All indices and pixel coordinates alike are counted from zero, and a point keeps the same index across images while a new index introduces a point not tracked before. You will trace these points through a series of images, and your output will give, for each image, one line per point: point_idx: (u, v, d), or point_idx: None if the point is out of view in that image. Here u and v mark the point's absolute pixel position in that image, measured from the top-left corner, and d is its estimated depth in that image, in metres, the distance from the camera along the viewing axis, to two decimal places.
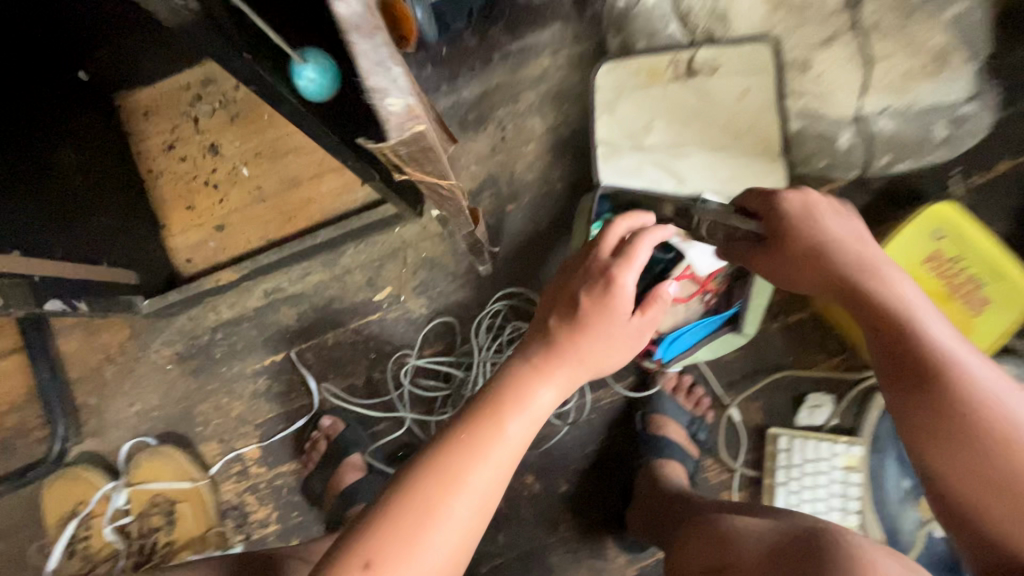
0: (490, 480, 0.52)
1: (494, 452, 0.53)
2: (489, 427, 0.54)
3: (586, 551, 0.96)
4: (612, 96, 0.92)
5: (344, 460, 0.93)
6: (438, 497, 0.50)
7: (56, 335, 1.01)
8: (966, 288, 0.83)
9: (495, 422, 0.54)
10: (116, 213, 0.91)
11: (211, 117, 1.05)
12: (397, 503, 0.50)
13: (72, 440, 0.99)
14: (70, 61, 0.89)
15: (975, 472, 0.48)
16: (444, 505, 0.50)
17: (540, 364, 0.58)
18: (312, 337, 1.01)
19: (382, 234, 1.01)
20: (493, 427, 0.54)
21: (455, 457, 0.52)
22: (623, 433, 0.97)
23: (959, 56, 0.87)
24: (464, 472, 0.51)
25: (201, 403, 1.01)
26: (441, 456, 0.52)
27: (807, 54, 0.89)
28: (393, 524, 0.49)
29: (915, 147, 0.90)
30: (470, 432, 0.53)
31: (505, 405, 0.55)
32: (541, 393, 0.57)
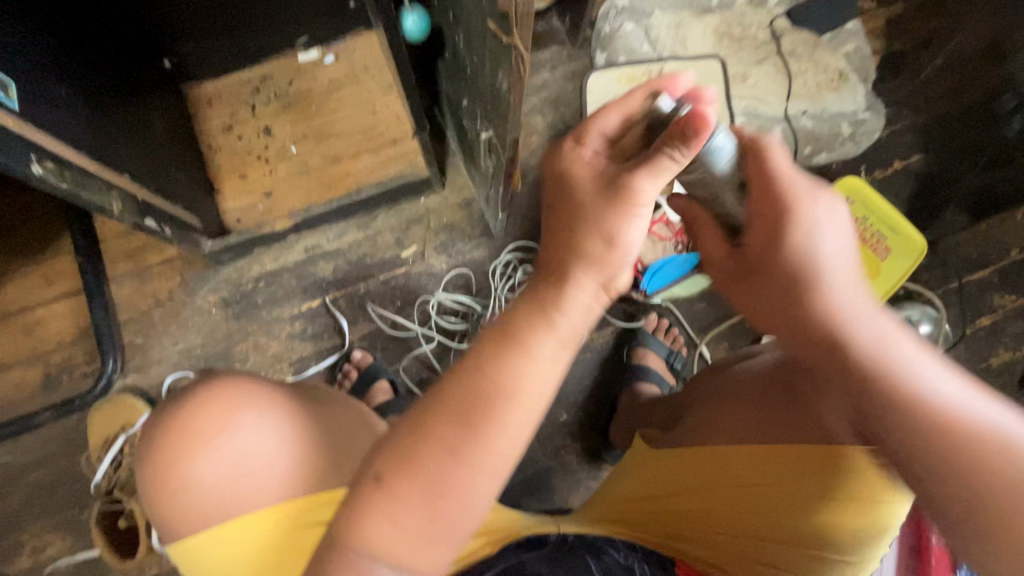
0: (504, 434, 0.54)
1: (509, 405, 0.53)
2: (497, 366, 0.54)
3: (583, 471, 1.10)
4: (601, 94, 1.19)
5: (373, 385, 1.08)
6: (450, 436, 0.53)
7: (110, 281, 1.13)
8: (873, 239, 1.08)
9: (508, 346, 0.54)
10: (188, 170, 1.06)
11: (266, 105, 1.19)
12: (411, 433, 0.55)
13: (117, 373, 1.10)
14: (155, 49, 1.06)
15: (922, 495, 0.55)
16: (443, 445, 0.54)
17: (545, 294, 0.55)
18: (345, 286, 1.17)
19: (410, 202, 1.21)
20: (503, 371, 0.54)
21: (465, 401, 0.54)
22: (612, 368, 1.14)
23: (854, 78, 1.21)
24: (463, 435, 0.54)
25: (241, 342, 1.14)
26: (450, 398, 0.54)
27: (745, 69, 1.21)
28: (416, 450, 0.54)
29: (828, 140, 1.19)
30: (477, 374, 0.54)
31: (513, 344, 0.54)
32: (554, 334, 0.54)
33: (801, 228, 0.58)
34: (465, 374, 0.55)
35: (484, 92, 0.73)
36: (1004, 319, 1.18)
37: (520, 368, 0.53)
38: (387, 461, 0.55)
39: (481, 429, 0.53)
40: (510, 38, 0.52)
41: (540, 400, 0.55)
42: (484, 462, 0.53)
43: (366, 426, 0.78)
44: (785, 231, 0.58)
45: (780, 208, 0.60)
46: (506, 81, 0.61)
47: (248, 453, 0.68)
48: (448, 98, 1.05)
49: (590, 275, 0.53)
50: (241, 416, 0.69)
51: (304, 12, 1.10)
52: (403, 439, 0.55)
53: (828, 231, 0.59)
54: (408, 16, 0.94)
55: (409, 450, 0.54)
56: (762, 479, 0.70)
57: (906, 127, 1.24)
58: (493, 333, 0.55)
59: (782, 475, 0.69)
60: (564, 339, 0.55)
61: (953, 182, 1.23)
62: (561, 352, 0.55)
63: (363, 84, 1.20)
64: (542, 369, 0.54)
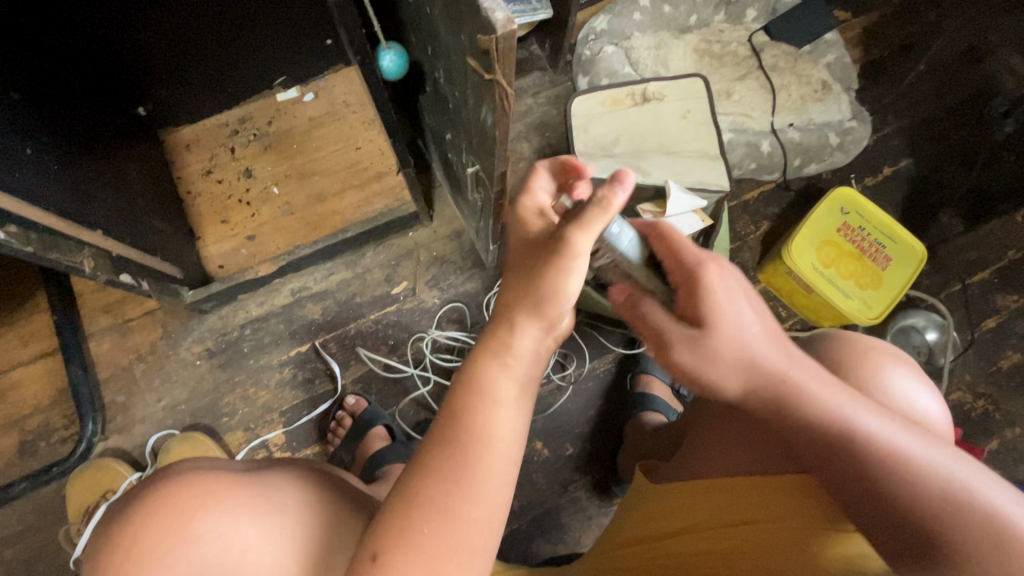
0: (495, 482, 0.48)
1: (489, 448, 0.48)
2: (471, 410, 0.49)
3: (594, 507, 1.05)
4: (585, 120, 1.13)
5: (368, 432, 1.03)
6: (436, 493, 0.47)
7: (88, 338, 1.08)
8: (872, 249, 1.06)
9: (479, 394, 0.49)
10: (166, 218, 1.02)
11: (246, 147, 1.16)
12: (394, 516, 0.47)
13: (98, 436, 1.04)
14: (127, 98, 1.02)
15: (874, 496, 0.52)
16: (441, 508, 0.47)
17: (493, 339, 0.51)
18: (335, 329, 1.13)
19: (397, 237, 1.17)
20: (477, 417, 0.49)
21: (449, 454, 0.48)
22: (617, 396, 1.10)
23: (837, 87, 1.20)
24: (451, 489, 0.47)
25: (228, 394, 1.09)
26: (426, 453, 0.49)
27: (729, 85, 1.20)
28: (403, 514, 0.47)
29: (817, 151, 1.18)
30: (451, 422, 0.49)
31: (484, 394, 0.49)
32: (508, 373, 0.50)
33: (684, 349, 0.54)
34: (442, 427, 0.49)
35: (468, 126, 0.71)
36: (1009, 320, 1.16)
37: (495, 413, 0.49)
38: (379, 532, 0.47)
39: (468, 479, 0.47)
40: (491, 74, 0.50)
41: (519, 442, 0.50)
42: (478, 512, 0.47)
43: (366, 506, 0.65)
44: (666, 350, 0.56)
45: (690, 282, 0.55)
46: (490, 117, 0.59)
47: (240, 549, 0.53)
48: (431, 131, 1.03)
49: (532, 323, 0.51)
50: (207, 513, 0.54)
51: (279, 53, 1.08)
52: (392, 505, 0.48)
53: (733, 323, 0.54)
54: (385, 54, 0.86)
55: (400, 512, 0.47)
56: (762, 510, 0.61)
57: (892, 133, 1.25)
58: (457, 386, 0.50)
59: (785, 507, 0.60)
60: (522, 380, 0.51)
61: (945, 184, 1.22)
62: (524, 401, 0.51)
63: (345, 119, 1.19)
64: (514, 413, 0.50)
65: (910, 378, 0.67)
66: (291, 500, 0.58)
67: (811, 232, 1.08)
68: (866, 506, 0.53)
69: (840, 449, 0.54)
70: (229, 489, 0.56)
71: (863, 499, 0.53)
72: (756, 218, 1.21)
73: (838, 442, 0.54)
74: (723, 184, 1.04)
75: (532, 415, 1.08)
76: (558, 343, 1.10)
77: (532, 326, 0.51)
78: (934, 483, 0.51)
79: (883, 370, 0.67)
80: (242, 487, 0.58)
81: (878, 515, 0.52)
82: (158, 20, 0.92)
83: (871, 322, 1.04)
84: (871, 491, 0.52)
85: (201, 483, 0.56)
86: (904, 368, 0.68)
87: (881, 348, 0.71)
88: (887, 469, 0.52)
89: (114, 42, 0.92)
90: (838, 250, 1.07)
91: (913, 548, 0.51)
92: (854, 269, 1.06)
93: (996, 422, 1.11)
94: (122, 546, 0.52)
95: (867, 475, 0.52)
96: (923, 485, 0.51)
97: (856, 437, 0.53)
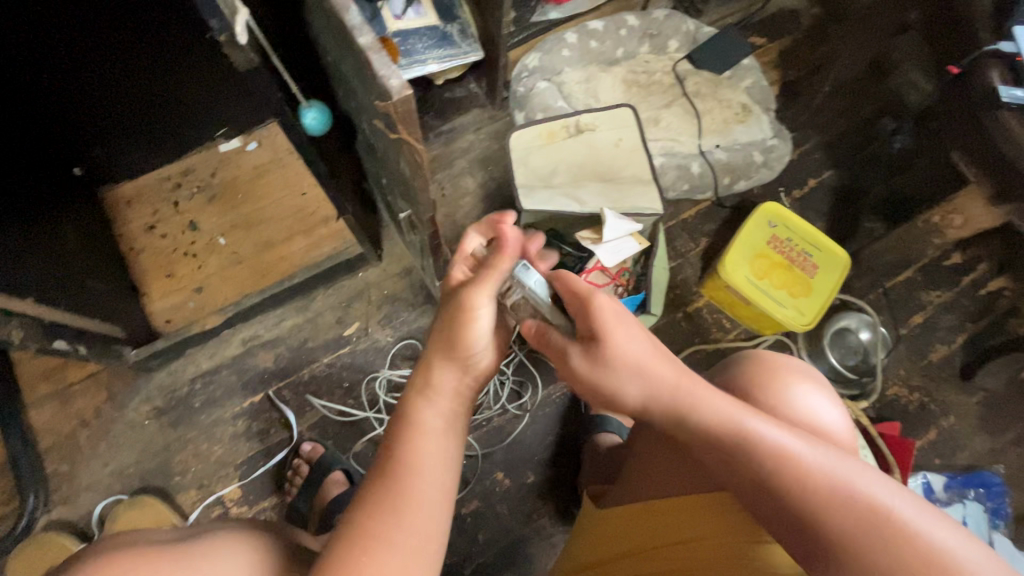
0: (425, 512, 0.54)
1: (419, 479, 0.55)
2: (405, 445, 0.57)
3: (559, 533, 1.06)
4: (523, 152, 1.15)
5: (326, 479, 1.02)
6: (377, 526, 0.52)
7: (28, 408, 1.04)
8: (800, 258, 1.12)
9: (412, 431, 0.59)
10: (107, 279, 1.01)
11: (190, 200, 1.17)
12: (334, 552, 0.50)
13: (40, 509, 1.00)
14: (62, 161, 1.01)
15: (786, 515, 0.55)
16: (381, 537, 0.51)
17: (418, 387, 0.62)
18: (288, 376, 1.12)
19: (347, 279, 1.18)
20: (409, 452, 0.57)
21: (385, 488, 0.54)
22: (574, 418, 1.12)
23: (757, 109, 1.28)
24: (389, 517, 0.52)
25: (179, 453, 1.06)
26: (364, 495, 0.54)
27: (658, 112, 1.27)
28: (344, 552, 0.50)
29: (743, 169, 1.26)
30: (389, 459, 0.57)
31: (414, 428, 0.59)
32: (435, 409, 0.60)
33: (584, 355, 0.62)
34: (382, 464, 0.57)
35: (394, 174, 0.74)
36: (935, 314, 1.23)
37: (423, 447, 0.57)
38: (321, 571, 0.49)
39: (402, 510, 0.53)
40: (398, 133, 0.53)
41: (448, 474, 0.57)
42: (413, 542, 0.52)
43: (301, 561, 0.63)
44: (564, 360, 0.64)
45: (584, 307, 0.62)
46: (407, 168, 0.61)
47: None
48: (372, 174, 1.06)
49: (450, 362, 0.62)
50: None
51: (217, 108, 1.10)
52: (337, 542, 0.51)
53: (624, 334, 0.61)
54: (307, 112, 0.94)
55: (341, 552, 0.50)
56: (695, 527, 0.63)
57: (812, 147, 1.33)
58: (394, 427, 0.60)
59: (712, 521, 0.63)
60: (445, 413, 0.61)
61: (866, 190, 1.30)
62: (449, 436, 0.60)
63: (289, 166, 1.20)
64: (441, 447, 0.58)
65: (816, 391, 0.71)
66: (223, 566, 0.57)
67: (743, 246, 1.13)
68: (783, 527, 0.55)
69: (733, 463, 0.57)
70: (152, 568, 0.54)
71: (769, 509, 0.56)
72: (694, 235, 1.26)
73: (733, 456, 0.57)
74: (657, 208, 1.10)
75: (491, 446, 1.09)
76: (511, 373, 1.12)
77: (450, 364, 0.62)
78: (824, 488, 0.54)
79: (789, 386, 0.70)
80: (166, 563, 0.55)
81: (789, 526, 0.55)
82: (97, 93, 0.92)
83: (804, 328, 1.09)
84: (783, 509, 0.55)
85: (120, 566, 0.54)
86: (813, 385, 0.72)
87: (789, 363, 0.74)
88: (780, 483, 0.55)
89: (48, 112, 0.91)
90: (768, 262, 1.12)
91: (817, 552, 0.53)
92: (784, 279, 1.11)
93: (931, 412, 1.17)
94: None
95: (768, 489, 0.56)
96: (811, 492, 0.54)
97: (757, 459, 0.56)
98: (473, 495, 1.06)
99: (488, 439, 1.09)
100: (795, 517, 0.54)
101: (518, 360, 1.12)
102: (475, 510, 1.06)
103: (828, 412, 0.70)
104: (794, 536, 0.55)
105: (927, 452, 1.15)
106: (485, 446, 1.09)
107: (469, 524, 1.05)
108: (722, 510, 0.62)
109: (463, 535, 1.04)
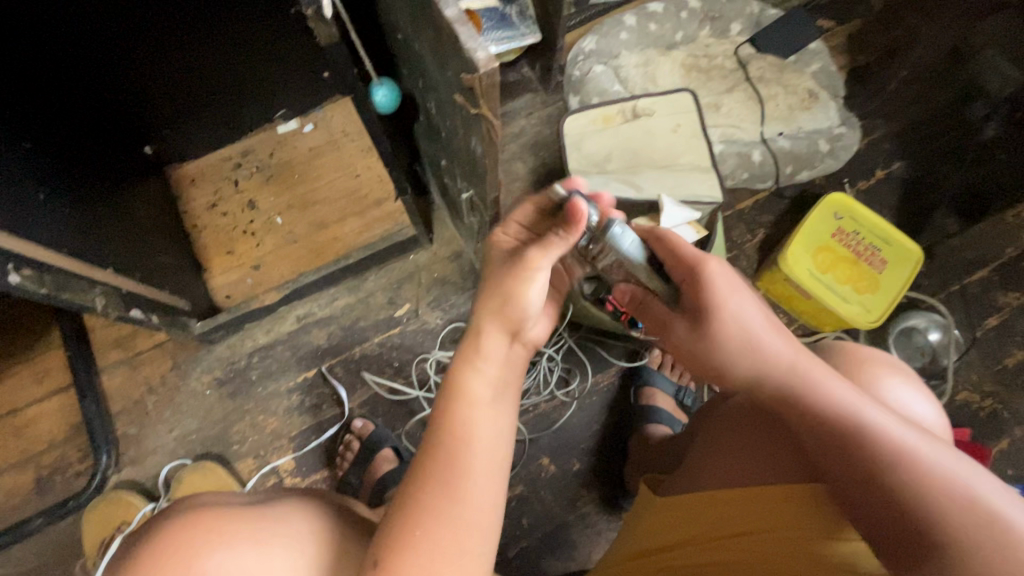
0: (481, 485, 0.51)
1: (471, 452, 0.52)
2: (452, 418, 0.54)
3: (603, 522, 1.05)
4: (577, 138, 1.12)
5: (376, 455, 1.04)
6: (432, 501, 0.49)
7: (100, 373, 1.10)
8: (868, 253, 1.07)
9: (457, 401, 0.55)
10: (175, 253, 1.05)
11: (249, 179, 1.19)
12: (397, 525, 0.49)
13: (112, 468, 1.06)
14: (134, 139, 1.06)
15: (874, 496, 0.52)
16: (444, 514, 0.49)
17: (469, 351, 0.58)
18: (340, 353, 1.14)
19: (398, 261, 1.19)
20: (458, 426, 0.54)
21: (439, 466, 0.51)
22: (621, 408, 1.11)
23: (824, 95, 1.22)
24: (444, 496, 0.49)
25: (237, 423, 1.10)
26: (423, 469, 0.52)
27: (717, 98, 1.23)
28: (399, 525, 0.49)
29: (808, 158, 1.20)
30: (434, 434, 0.53)
31: (462, 399, 0.55)
32: (484, 377, 0.57)
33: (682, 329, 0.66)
34: (432, 437, 0.53)
35: (460, 154, 0.73)
36: (1012, 317, 1.16)
37: (472, 418, 0.54)
38: (383, 543, 0.48)
39: (458, 485, 0.50)
40: (478, 108, 0.53)
41: (499, 446, 0.54)
42: (468, 518, 0.50)
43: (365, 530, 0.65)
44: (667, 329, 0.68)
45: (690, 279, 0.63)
46: (479, 146, 0.61)
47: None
48: (427, 157, 1.06)
49: (499, 328, 0.59)
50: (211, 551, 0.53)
51: (278, 90, 1.12)
52: (392, 516, 0.50)
53: (740, 306, 0.63)
54: (378, 89, 0.95)
55: (397, 524, 0.49)
56: (774, 517, 0.62)
57: (882, 137, 1.26)
58: (441, 398, 0.56)
59: (792, 514, 0.61)
60: (494, 382, 0.57)
61: (938, 184, 1.23)
62: (496, 406, 0.56)
63: (344, 148, 1.21)
64: (490, 417, 0.55)
65: (908, 389, 0.68)
66: (296, 530, 0.59)
67: (806, 239, 1.09)
68: (865, 505, 0.53)
69: (846, 453, 0.54)
70: (233, 525, 0.56)
71: (868, 502, 0.52)
72: (751, 227, 1.22)
73: (845, 445, 0.54)
74: (715, 196, 1.03)
75: (538, 431, 1.09)
76: (560, 359, 1.11)
77: (499, 332, 0.59)
78: (944, 483, 0.50)
79: (881, 380, 0.68)
80: (245, 523, 0.57)
81: (877, 516, 0.52)
82: (165, 66, 0.96)
83: (871, 325, 1.04)
84: (869, 485, 0.53)
85: (204, 521, 0.56)
86: (901, 377, 0.69)
87: (879, 357, 0.72)
88: (881, 467, 0.52)
89: (122, 87, 0.95)
90: (833, 256, 1.07)
91: (899, 537, 0.50)
92: (850, 274, 1.07)
93: (1005, 420, 1.11)
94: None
95: (875, 481, 0.52)
96: (932, 488, 0.50)
97: (850, 428, 0.55)
98: (518, 479, 1.07)
99: (535, 425, 1.09)
100: (900, 513, 0.50)
101: (567, 347, 1.12)
102: (520, 494, 1.06)
103: (920, 408, 0.67)
104: (882, 525, 0.51)
105: (999, 462, 1.09)
106: (531, 431, 1.09)
107: (513, 508, 1.05)
108: (814, 501, 0.59)
109: (508, 519, 1.05)
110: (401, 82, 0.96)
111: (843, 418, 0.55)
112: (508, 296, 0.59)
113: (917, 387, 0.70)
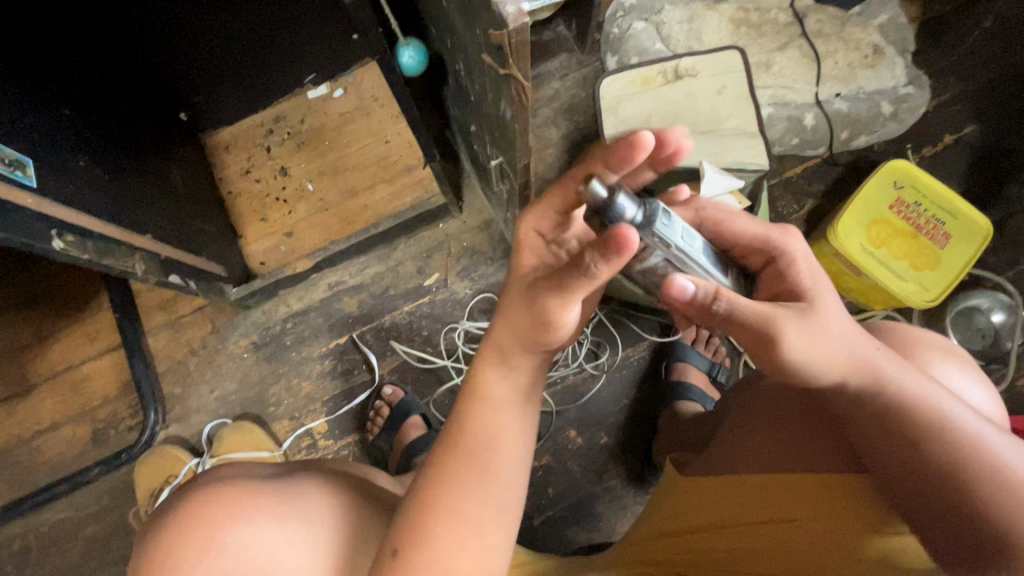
0: (502, 482, 0.52)
1: (494, 453, 0.52)
2: (470, 417, 0.54)
3: (630, 496, 1.05)
4: (615, 101, 1.03)
5: (406, 421, 1.06)
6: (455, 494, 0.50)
7: (147, 334, 1.15)
8: (929, 226, 0.99)
9: (480, 405, 0.54)
10: (213, 221, 1.07)
11: (281, 146, 1.19)
12: (416, 508, 0.50)
13: (160, 424, 1.12)
14: (170, 104, 1.06)
15: (945, 501, 0.51)
16: (461, 502, 0.50)
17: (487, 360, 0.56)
18: (369, 321, 1.16)
19: (427, 230, 1.18)
20: (480, 430, 0.53)
21: (456, 459, 0.52)
22: (652, 383, 1.09)
23: (890, 52, 1.11)
24: (458, 485, 0.51)
25: (273, 385, 1.14)
26: (436, 460, 0.53)
27: (770, 57, 1.13)
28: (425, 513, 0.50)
29: (867, 122, 1.10)
30: (453, 428, 0.54)
31: (484, 403, 0.54)
32: (502, 382, 0.55)
33: (798, 330, 0.50)
34: (450, 431, 0.54)
35: (489, 119, 0.71)
36: None
37: (497, 421, 0.54)
38: (403, 525, 0.50)
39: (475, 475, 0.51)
40: (507, 69, 0.50)
41: (521, 448, 0.55)
42: (491, 512, 0.51)
43: (382, 501, 0.68)
44: (774, 342, 0.50)
45: (776, 264, 0.56)
46: (509, 110, 0.58)
47: (266, 557, 0.55)
48: (457, 122, 1.03)
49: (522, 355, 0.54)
50: (232, 527, 0.56)
51: (306, 54, 1.09)
52: (412, 504, 0.51)
53: (834, 308, 0.53)
54: (404, 51, 0.95)
55: (421, 502, 0.50)
56: (818, 514, 0.61)
57: (953, 98, 1.15)
58: (460, 398, 0.56)
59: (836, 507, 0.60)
60: (522, 390, 0.56)
61: (1014, 152, 1.12)
62: (521, 407, 0.56)
63: (374, 113, 1.19)
64: (514, 420, 0.55)
65: (959, 373, 0.63)
66: (315, 509, 0.61)
67: (861, 210, 1.01)
68: (934, 504, 0.52)
69: (913, 447, 0.53)
70: (254, 499, 0.59)
71: (933, 502, 0.52)
72: (798, 197, 1.15)
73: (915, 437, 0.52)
74: (762, 163, 0.95)
75: (565, 404, 1.08)
76: (590, 332, 1.10)
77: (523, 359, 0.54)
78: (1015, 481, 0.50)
79: (933, 365, 0.63)
80: (266, 496, 0.60)
81: (942, 520, 0.51)
82: (200, 30, 0.95)
83: (929, 305, 0.97)
84: (939, 486, 0.52)
85: (227, 493, 0.59)
86: (956, 363, 0.64)
87: (929, 340, 0.66)
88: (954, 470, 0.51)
89: (155, 51, 0.95)
90: (890, 229, 1.00)
91: (966, 540, 0.50)
92: (908, 249, 0.99)
93: None
94: (157, 557, 0.55)
95: (947, 477, 0.51)
96: (1007, 490, 0.49)
97: (917, 428, 0.52)
98: (546, 450, 1.07)
99: (562, 398, 1.09)
100: (973, 518, 0.50)
101: (598, 320, 1.10)
102: (547, 465, 1.06)
103: (975, 395, 0.62)
104: (944, 528, 0.51)
105: None
106: (558, 403, 1.08)
107: (539, 478, 1.06)
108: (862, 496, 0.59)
109: (535, 489, 1.06)
110: (431, 42, 0.92)
111: (916, 413, 0.53)
112: (532, 320, 0.51)
113: (970, 373, 0.64)
